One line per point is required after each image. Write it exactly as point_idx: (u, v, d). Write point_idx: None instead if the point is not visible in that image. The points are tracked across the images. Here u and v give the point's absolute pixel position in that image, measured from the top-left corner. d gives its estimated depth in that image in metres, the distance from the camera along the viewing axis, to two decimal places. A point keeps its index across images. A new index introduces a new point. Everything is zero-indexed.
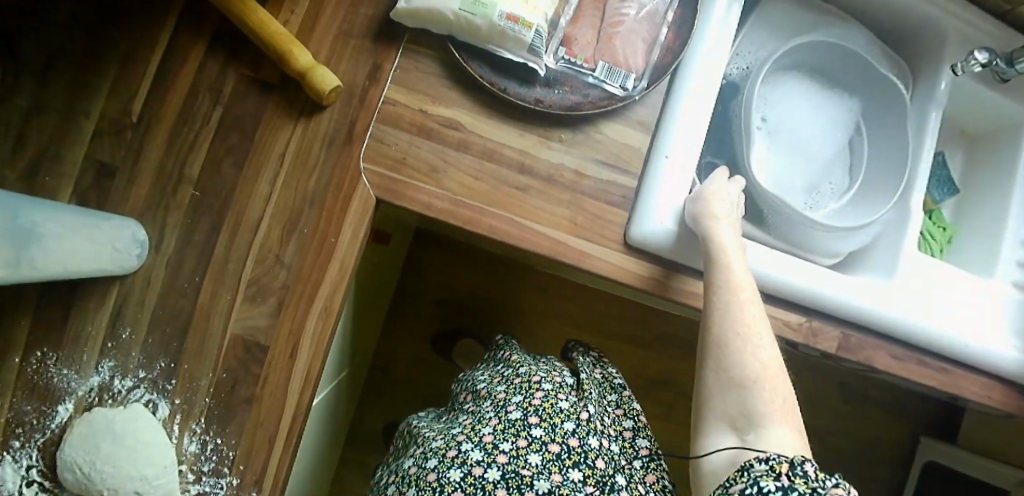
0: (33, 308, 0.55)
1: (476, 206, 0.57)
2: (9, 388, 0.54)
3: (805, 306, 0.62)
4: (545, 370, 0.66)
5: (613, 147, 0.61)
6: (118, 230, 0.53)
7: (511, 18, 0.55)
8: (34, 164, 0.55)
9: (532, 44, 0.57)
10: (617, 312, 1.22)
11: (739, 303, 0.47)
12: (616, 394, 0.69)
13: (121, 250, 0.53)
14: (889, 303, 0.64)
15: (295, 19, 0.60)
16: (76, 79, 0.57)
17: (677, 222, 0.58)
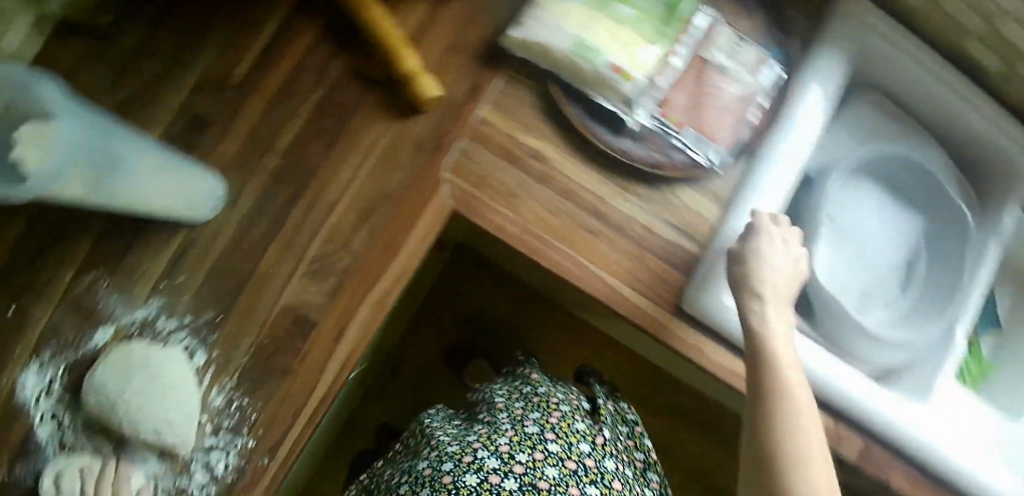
0: (104, 229, 0.57)
1: (542, 234, 0.60)
2: (57, 301, 0.55)
3: (843, 412, 0.63)
4: (562, 392, 0.69)
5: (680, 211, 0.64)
6: (192, 179, 0.55)
7: (614, 69, 0.58)
8: (139, 100, 0.58)
9: (628, 97, 0.60)
10: (631, 366, 1.23)
11: (789, 395, 0.40)
12: (627, 426, 0.72)
13: (194, 198, 0.56)
14: (925, 430, 0.65)
15: (411, 25, 0.63)
16: (198, 34, 0.61)
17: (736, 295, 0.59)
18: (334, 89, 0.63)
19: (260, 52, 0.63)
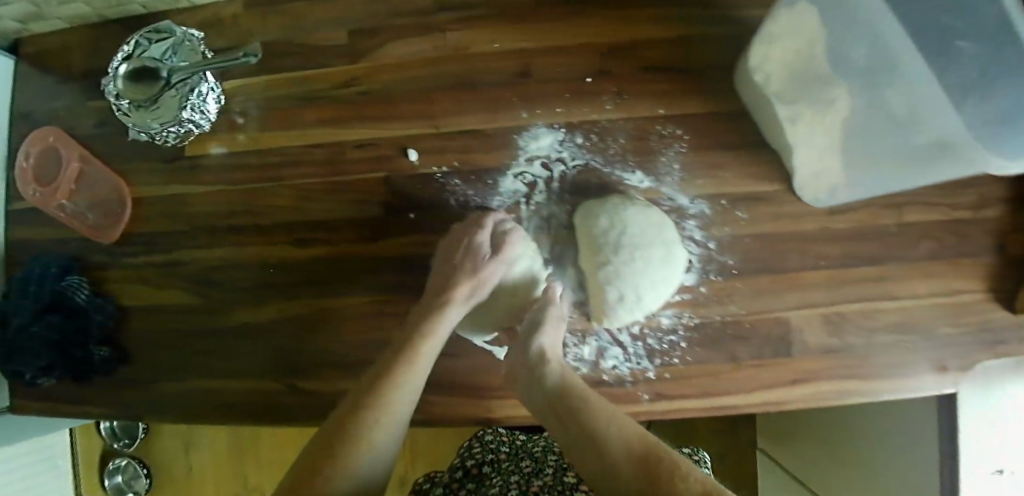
0: (265, 272, 0.62)
1: (730, 298, 0.58)
2: (259, 280, 0.62)
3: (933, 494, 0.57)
4: None
5: (921, 237, 0.59)
6: (653, 219, 0.54)
7: (785, 92, 0.53)
8: (294, 154, 0.63)
9: (789, 115, 0.54)
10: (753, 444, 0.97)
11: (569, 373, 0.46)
12: None
13: (664, 244, 0.54)
14: None
15: (559, 58, 0.59)
16: (343, 85, 0.62)
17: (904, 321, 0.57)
18: (620, 134, 0.58)
19: (496, 102, 0.59)
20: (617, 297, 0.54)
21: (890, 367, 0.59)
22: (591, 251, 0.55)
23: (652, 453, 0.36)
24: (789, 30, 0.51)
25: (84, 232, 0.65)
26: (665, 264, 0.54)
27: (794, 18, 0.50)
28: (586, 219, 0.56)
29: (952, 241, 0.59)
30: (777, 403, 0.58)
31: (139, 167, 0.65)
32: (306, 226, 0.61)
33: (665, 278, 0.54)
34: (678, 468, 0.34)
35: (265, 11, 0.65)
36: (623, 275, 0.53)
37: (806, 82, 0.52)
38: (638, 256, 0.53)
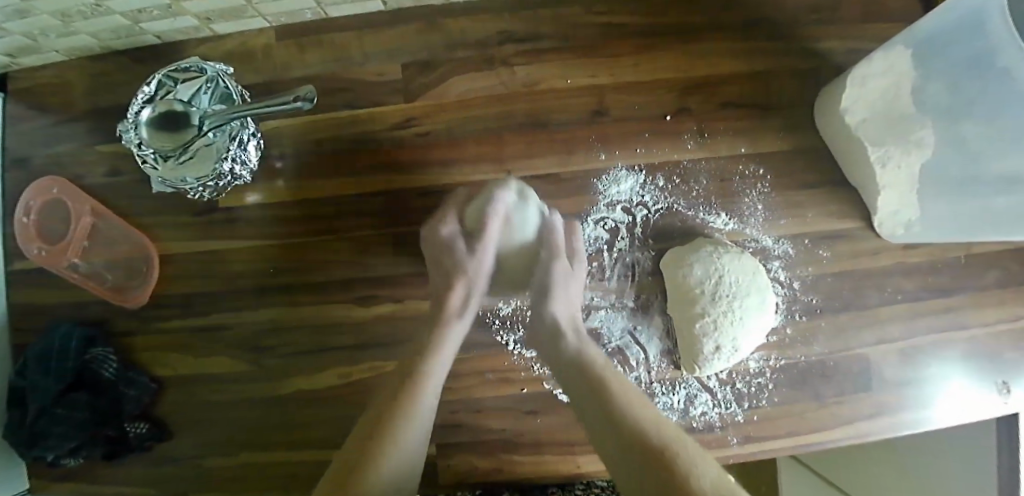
0: (322, 332, 0.57)
1: (812, 336, 0.57)
2: (317, 342, 0.57)
3: None
4: None
5: (988, 267, 0.60)
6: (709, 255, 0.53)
7: (873, 132, 0.53)
8: (349, 201, 0.57)
9: (879, 156, 0.53)
10: None
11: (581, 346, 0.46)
12: None
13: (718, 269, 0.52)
14: None
15: (634, 95, 0.57)
16: (400, 125, 0.57)
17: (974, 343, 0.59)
18: (702, 175, 0.56)
19: (570, 142, 0.56)
20: (711, 346, 0.52)
21: (959, 393, 0.60)
22: (680, 297, 0.53)
23: (646, 434, 0.36)
24: (882, 71, 0.51)
25: (105, 295, 0.58)
26: (758, 311, 0.52)
27: (890, 61, 0.50)
28: (675, 267, 0.54)
29: (1016, 269, 0.60)
30: (860, 437, 0.59)
31: (167, 220, 0.58)
32: (368, 281, 0.57)
33: (758, 325, 0.53)
34: (667, 453, 0.34)
35: (303, 41, 0.58)
36: (720, 326, 0.52)
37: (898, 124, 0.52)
38: (733, 308, 0.52)
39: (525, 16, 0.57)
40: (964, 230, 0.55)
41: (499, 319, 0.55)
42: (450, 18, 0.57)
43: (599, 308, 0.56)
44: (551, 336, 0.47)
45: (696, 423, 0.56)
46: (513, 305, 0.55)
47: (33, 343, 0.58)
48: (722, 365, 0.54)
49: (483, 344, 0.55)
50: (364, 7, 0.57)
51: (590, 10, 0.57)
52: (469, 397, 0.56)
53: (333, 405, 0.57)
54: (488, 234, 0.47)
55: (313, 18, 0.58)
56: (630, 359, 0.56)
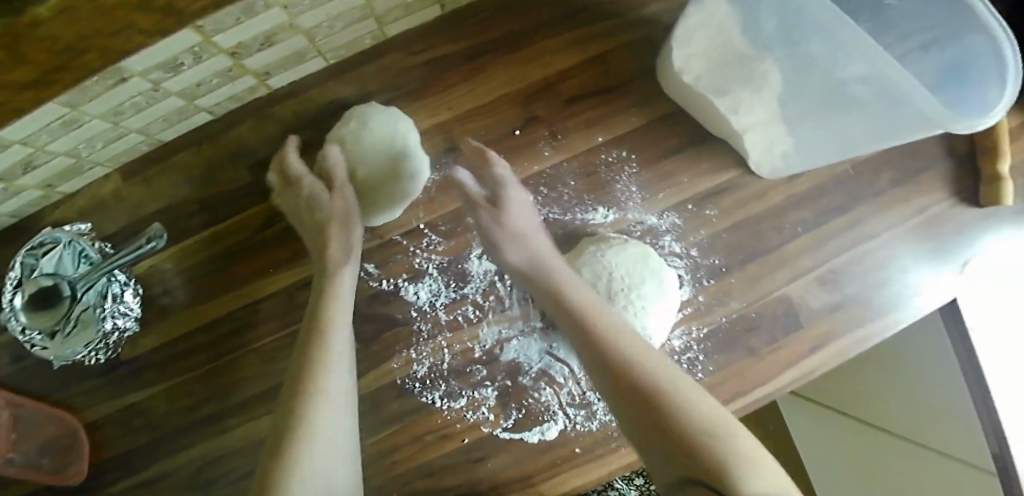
0: (259, 448, 0.57)
1: (729, 294, 0.56)
2: (257, 458, 0.57)
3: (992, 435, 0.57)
4: None
5: (877, 168, 0.60)
6: (602, 260, 0.52)
7: (712, 86, 0.51)
8: (242, 313, 0.57)
9: (726, 108, 0.51)
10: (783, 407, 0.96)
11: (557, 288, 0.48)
12: None
13: (614, 271, 0.52)
14: None
15: (478, 121, 0.56)
16: (266, 225, 0.57)
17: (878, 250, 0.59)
18: (568, 176, 0.56)
19: (432, 188, 0.56)
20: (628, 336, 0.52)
21: (892, 298, 0.59)
22: None
23: (653, 396, 0.40)
24: (704, 21, 0.49)
25: (43, 480, 0.55)
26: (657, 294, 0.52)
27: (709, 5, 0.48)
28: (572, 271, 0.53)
29: (905, 163, 0.60)
30: (806, 375, 0.58)
31: (80, 389, 0.58)
32: (285, 385, 0.57)
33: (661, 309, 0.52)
34: (671, 413, 0.39)
35: (148, 174, 0.58)
36: (626, 318, 0.51)
37: (744, 60, 0.49)
38: (633, 298, 0.51)
39: (350, 79, 0.57)
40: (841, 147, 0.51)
41: (418, 382, 0.55)
42: (281, 107, 0.57)
43: (511, 338, 0.56)
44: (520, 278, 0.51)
45: None
46: (427, 364, 0.56)
47: None
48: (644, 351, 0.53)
49: (411, 408, 0.55)
50: (192, 122, 0.56)
51: (411, 51, 0.56)
52: (416, 465, 0.55)
53: None
54: (330, 159, 0.51)
55: (150, 149, 0.57)
56: (555, 377, 0.56)
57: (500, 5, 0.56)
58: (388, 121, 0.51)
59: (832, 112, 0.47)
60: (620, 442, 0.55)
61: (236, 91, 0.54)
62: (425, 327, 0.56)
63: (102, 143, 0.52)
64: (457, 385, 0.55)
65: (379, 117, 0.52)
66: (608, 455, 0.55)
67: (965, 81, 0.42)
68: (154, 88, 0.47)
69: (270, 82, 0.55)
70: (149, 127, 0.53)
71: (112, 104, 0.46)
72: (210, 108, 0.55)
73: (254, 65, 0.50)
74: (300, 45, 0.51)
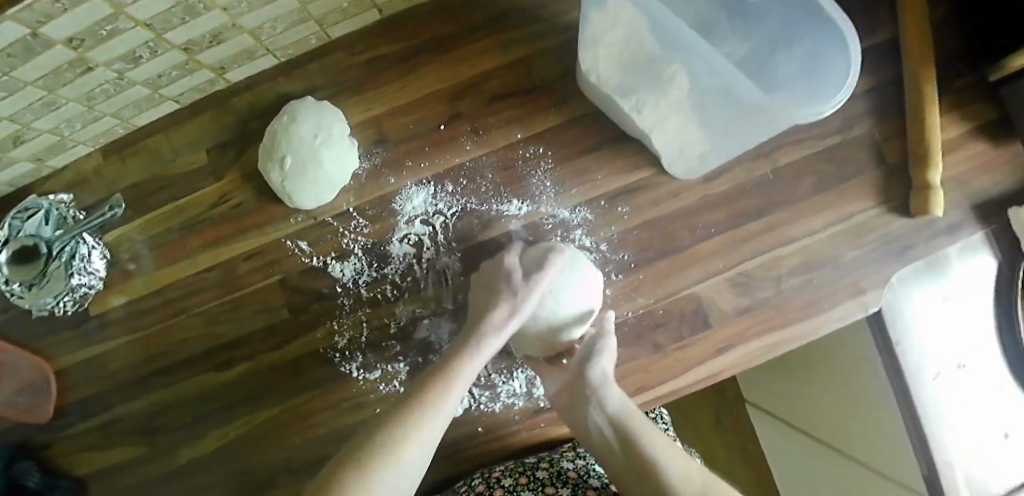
0: (194, 403, 0.62)
1: (636, 289, 0.58)
2: (192, 413, 0.62)
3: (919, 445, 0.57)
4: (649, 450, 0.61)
5: (801, 173, 0.59)
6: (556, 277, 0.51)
7: (616, 84, 0.53)
8: (190, 280, 0.63)
9: (630, 107, 0.53)
10: None
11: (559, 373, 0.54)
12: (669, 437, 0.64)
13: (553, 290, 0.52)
14: (970, 453, 0.57)
15: (408, 116, 0.61)
16: (217, 202, 0.63)
17: (800, 258, 0.59)
18: (487, 170, 0.60)
19: (362, 175, 0.61)
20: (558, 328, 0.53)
21: (812, 305, 0.59)
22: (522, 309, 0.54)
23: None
24: (609, 24, 0.51)
25: (15, 416, 0.61)
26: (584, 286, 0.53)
27: (609, 13, 0.50)
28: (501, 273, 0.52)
29: (833, 168, 0.59)
30: (713, 375, 0.59)
31: (52, 339, 0.65)
32: (222, 347, 0.62)
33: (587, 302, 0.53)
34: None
35: (123, 154, 0.65)
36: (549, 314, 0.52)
37: (650, 65, 0.51)
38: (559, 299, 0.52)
39: (298, 75, 0.63)
40: (743, 140, 0.54)
41: (338, 352, 0.60)
42: (239, 99, 0.64)
43: (424, 318, 0.60)
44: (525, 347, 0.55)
45: (543, 403, 0.58)
46: (347, 336, 0.60)
47: None
48: (577, 340, 0.54)
49: (331, 377, 0.60)
50: (161, 109, 0.63)
51: (353, 51, 0.62)
52: (332, 429, 0.60)
53: (218, 467, 0.62)
54: (265, 144, 0.59)
55: (126, 132, 0.65)
56: None
57: (434, 12, 0.61)
58: (313, 121, 0.57)
59: (722, 107, 0.49)
60: (520, 423, 0.58)
61: (196, 83, 0.60)
62: (348, 302, 0.60)
63: (81, 124, 0.59)
64: (372, 358, 0.60)
65: (306, 111, 0.58)
66: (508, 434, 0.58)
67: (820, 71, 0.45)
68: (117, 77, 0.53)
69: (227, 76, 0.62)
70: (122, 111, 0.60)
71: (85, 90, 0.53)
72: (175, 97, 0.62)
73: (209, 61, 0.57)
74: (248, 44, 0.57)
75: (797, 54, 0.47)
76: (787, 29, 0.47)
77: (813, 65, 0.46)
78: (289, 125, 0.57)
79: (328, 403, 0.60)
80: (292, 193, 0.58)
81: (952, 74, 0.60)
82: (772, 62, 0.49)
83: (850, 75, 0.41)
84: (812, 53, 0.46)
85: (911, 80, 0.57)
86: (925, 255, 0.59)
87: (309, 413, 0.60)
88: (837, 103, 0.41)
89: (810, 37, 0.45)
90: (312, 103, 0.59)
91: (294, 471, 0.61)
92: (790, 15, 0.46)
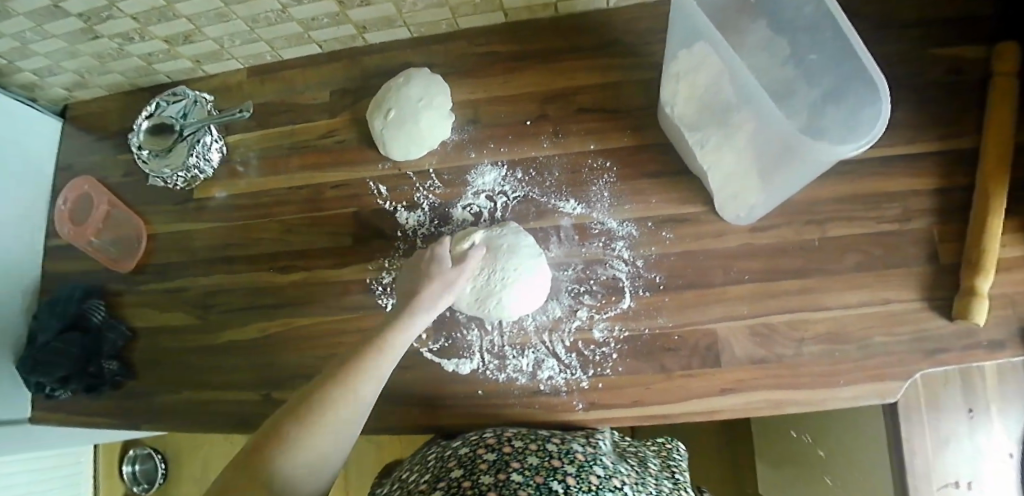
0: (248, 293, 0.71)
1: (658, 309, 0.62)
2: (244, 301, 0.71)
3: None
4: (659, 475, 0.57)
5: (845, 250, 0.62)
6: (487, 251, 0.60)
7: (686, 119, 0.59)
8: (281, 191, 0.73)
9: (694, 141, 0.59)
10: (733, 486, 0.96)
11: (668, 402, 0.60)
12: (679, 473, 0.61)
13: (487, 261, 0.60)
14: None
15: (502, 105, 0.69)
16: (324, 135, 0.74)
17: (824, 329, 0.61)
18: (556, 168, 0.66)
19: (448, 144, 0.69)
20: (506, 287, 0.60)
21: (823, 377, 0.60)
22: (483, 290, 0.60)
23: None
24: (691, 65, 0.57)
25: (105, 263, 0.76)
26: (516, 258, 0.59)
27: (692, 55, 0.56)
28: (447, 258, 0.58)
29: (876, 255, 0.62)
30: (711, 412, 0.60)
31: (156, 208, 0.76)
32: (287, 253, 0.71)
33: (525, 272, 0.59)
34: None
35: (263, 77, 0.78)
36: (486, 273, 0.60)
37: (718, 102, 0.55)
38: (491, 266, 0.59)
39: (423, 51, 0.73)
40: (789, 186, 0.57)
41: (382, 286, 0.67)
42: (368, 57, 0.75)
43: None
44: (633, 358, 0.61)
45: (543, 386, 0.62)
46: (392, 275, 0.67)
47: (50, 297, 0.76)
48: (589, 329, 0.62)
49: (367, 306, 0.67)
50: (305, 50, 0.75)
51: (473, 42, 0.72)
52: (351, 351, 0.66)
53: (249, 354, 0.69)
54: (378, 96, 0.69)
55: (272, 60, 0.77)
56: (484, 323, 0.64)
57: (550, 27, 0.70)
58: (424, 86, 0.67)
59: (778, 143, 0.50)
60: (517, 398, 0.62)
61: (340, 35, 0.72)
62: (403, 247, 0.68)
63: (240, 41, 0.72)
64: None
65: (418, 79, 0.67)
66: (504, 405, 0.62)
67: (854, 126, 0.46)
68: (283, 10, 0.65)
69: (366, 36, 0.73)
70: (275, 41, 0.72)
71: (254, 13, 0.65)
72: (320, 42, 0.73)
73: (356, 18, 0.68)
74: (391, 12, 0.67)
75: (844, 111, 0.48)
76: (838, 87, 0.48)
77: (852, 119, 0.47)
78: (402, 85, 0.67)
79: (358, 326, 0.67)
80: (386, 141, 0.67)
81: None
82: (820, 114, 0.50)
83: (879, 122, 0.43)
84: (854, 111, 0.47)
85: (981, 192, 0.58)
86: (954, 363, 0.59)
87: (340, 331, 0.67)
88: (868, 143, 0.43)
89: (854, 96, 0.47)
90: (425, 72, 0.69)
91: (309, 378, 0.67)
92: (841, 75, 0.48)
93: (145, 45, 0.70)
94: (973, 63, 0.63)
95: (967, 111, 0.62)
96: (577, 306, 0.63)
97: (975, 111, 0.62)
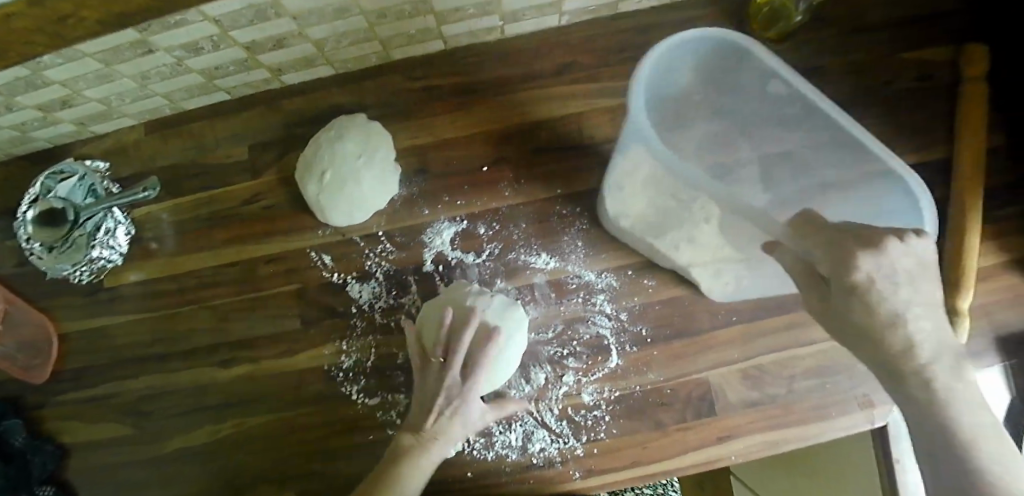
0: (191, 394, 0.63)
1: (644, 364, 0.58)
2: (188, 402, 0.63)
3: None
4: None
5: None
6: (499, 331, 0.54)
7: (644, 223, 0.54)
8: (209, 270, 0.63)
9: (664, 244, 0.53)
10: None
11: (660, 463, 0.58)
12: None
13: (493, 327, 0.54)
14: None
15: (452, 149, 0.61)
16: (248, 199, 0.64)
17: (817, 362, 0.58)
18: (521, 219, 0.60)
19: (396, 202, 0.61)
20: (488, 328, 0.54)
21: (818, 411, 0.58)
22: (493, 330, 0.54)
23: None
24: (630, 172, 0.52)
25: (11, 374, 0.62)
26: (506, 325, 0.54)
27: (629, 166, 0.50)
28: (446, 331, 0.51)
29: None
30: (711, 462, 0.58)
31: (63, 303, 0.65)
32: (229, 344, 0.62)
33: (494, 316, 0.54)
34: None
35: (165, 134, 0.65)
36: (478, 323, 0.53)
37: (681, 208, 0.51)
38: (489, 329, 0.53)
39: (352, 89, 0.63)
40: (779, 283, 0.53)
41: (343, 372, 0.61)
42: (287, 102, 0.64)
43: None
44: (626, 417, 0.58)
45: (535, 460, 0.58)
46: (354, 358, 0.61)
47: None
48: (576, 391, 0.59)
49: (331, 394, 0.61)
50: (210, 98, 0.63)
51: (409, 75, 0.62)
52: (319, 446, 0.61)
53: (204, 461, 0.62)
54: (306, 153, 0.59)
55: (173, 113, 0.65)
56: None
57: (497, 53, 0.61)
58: (360, 140, 0.57)
59: (917, 275, 0.32)
60: (509, 476, 0.58)
61: (251, 80, 0.60)
62: (361, 325, 0.61)
63: (131, 99, 0.59)
64: (375, 385, 0.60)
65: (352, 129, 0.58)
66: (495, 485, 0.58)
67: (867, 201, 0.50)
68: (177, 63, 0.53)
69: (283, 78, 0.62)
70: (173, 94, 0.60)
71: (142, 69, 0.53)
72: (227, 89, 0.62)
73: (268, 62, 0.57)
74: (310, 53, 0.56)
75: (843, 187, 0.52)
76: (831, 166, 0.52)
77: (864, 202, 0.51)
78: (333, 140, 0.57)
79: (323, 416, 0.61)
80: (324, 208, 0.58)
81: (995, 207, 0.60)
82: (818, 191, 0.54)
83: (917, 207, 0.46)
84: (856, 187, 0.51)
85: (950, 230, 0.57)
86: None
87: (304, 422, 0.61)
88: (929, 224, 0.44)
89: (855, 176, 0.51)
90: (357, 118, 0.59)
91: (277, 481, 0.61)
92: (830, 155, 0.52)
93: (15, 117, 0.57)
94: (933, 68, 0.61)
95: (930, 119, 0.61)
96: (562, 371, 0.59)
97: (940, 118, 0.61)
